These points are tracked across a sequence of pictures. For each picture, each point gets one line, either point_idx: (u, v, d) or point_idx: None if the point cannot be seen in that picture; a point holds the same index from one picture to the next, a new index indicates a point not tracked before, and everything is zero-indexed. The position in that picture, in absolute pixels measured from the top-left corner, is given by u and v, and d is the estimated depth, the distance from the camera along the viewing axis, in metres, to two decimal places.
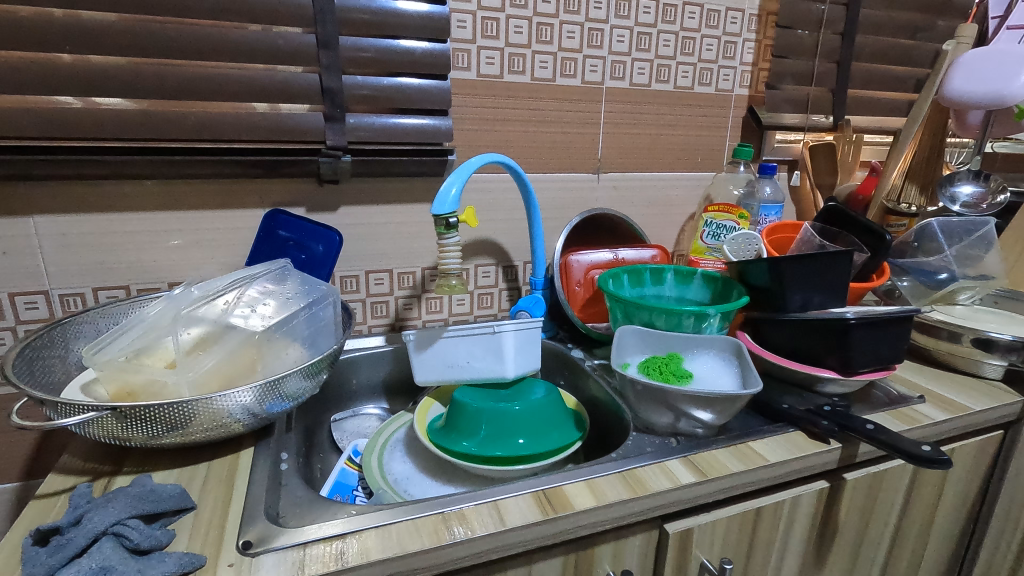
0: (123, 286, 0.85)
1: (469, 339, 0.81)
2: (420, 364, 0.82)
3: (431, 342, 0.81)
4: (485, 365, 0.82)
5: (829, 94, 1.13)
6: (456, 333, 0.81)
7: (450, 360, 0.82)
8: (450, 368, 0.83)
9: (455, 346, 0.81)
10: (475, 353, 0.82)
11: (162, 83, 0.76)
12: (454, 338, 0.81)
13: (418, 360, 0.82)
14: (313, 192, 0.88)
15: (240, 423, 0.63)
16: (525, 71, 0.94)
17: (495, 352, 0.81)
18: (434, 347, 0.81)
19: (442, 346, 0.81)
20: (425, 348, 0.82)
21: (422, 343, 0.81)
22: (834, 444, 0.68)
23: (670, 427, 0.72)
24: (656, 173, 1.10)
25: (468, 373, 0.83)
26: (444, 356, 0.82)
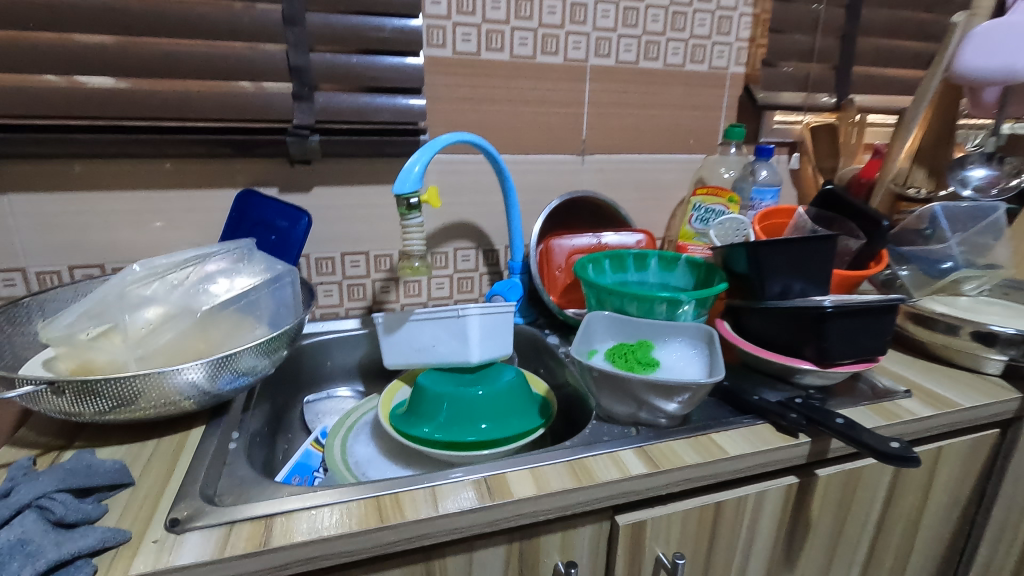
0: (99, 265, 0.85)
1: (436, 323, 0.80)
2: (387, 346, 0.82)
3: (399, 325, 0.80)
4: (452, 351, 0.81)
5: (833, 72, 1.07)
6: (423, 316, 0.80)
7: (417, 344, 0.81)
8: (417, 353, 0.82)
9: (422, 330, 0.80)
10: (441, 337, 0.81)
11: (127, 61, 0.75)
12: (421, 321, 0.80)
13: (385, 343, 0.81)
14: (286, 173, 0.88)
15: (191, 401, 0.62)
16: (504, 49, 0.91)
17: (461, 337, 0.80)
18: (401, 330, 0.81)
19: (409, 329, 0.81)
20: (392, 331, 0.81)
21: (390, 326, 0.80)
22: (802, 438, 0.65)
23: (631, 416, 0.69)
24: (645, 155, 1.06)
25: (434, 358, 0.81)
26: (411, 339, 0.81)
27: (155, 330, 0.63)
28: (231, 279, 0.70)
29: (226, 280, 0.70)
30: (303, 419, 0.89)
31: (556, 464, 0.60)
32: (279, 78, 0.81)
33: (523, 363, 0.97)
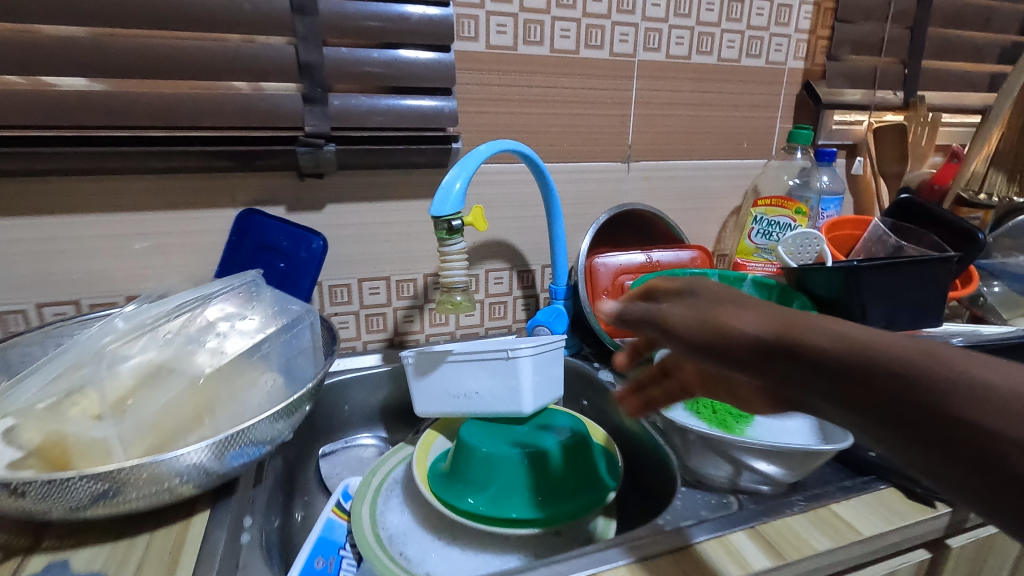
0: (72, 302, 0.71)
1: (478, 365, 0.67)
2: (420, 391, 0.70)
3: (434, 365, 0.68)
4: (497, 397, 0.68)
5: (899, 67, 0.96)
6: (463, 356, 0.67)
7: (456, 387, 0.69)
8: (456, 398, 0.69)
9: (463, 371, 0.68)
10: (484, 381, 0.68)
11: (100, 57, 0.61)
12: (461, 362, 0.68)
13: (418, 386, 0.70)
14: (294, 188, 0.75)
15: (192, 486, 0.49)
16: (543, 42, 0.79)
17: (509, 382, 0.67)
18: (437, 372, 0.69)
19: (447, 371, 0.68)
20: (425, 373, 0.69)
21: (422, 366, 0.69)
22: (942, 508, 0.54)
23: (727, 481, 0.57)
24: (695, 161, 0.94)
25: (476, 405, 0.69)
26: (448, 382, 0.69)
27: (145, 397, 0.50)
28: (237, 325, 0.58)
29: (231, 327, 0.57)
30: (319, 476, 0.76)
31: (656, 558, 0.48)
32: (285, 77, 0.68)
33: (568, 401, 0.85)
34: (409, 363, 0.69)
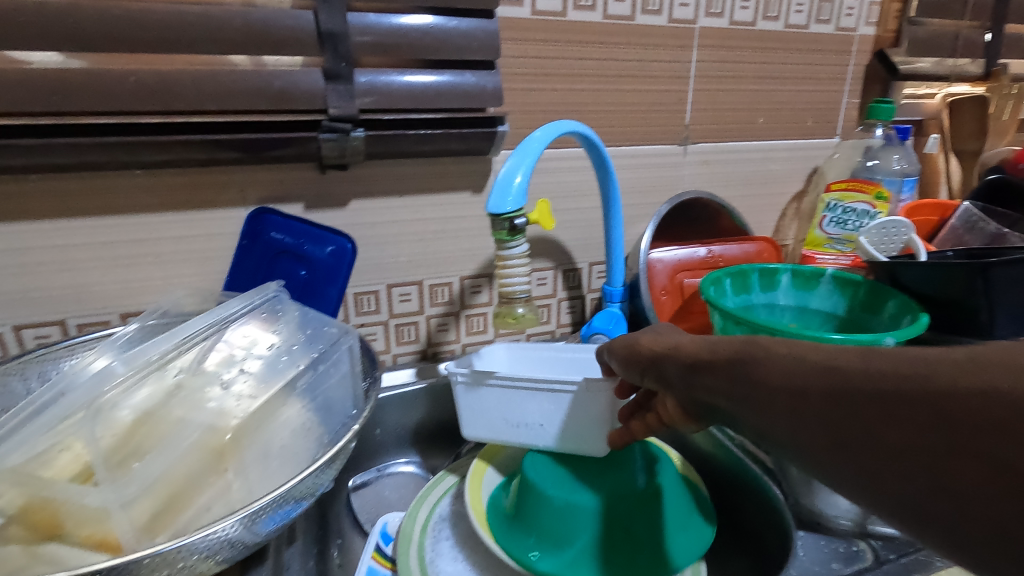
0: (57, 322, 0.60)
1: (547, 392, 0.56)
2: (470, 412, 0.60)
3: (490, 386, 0.58)
4: (564, 433, 0.57)
5: (980, 32, 0.86)
6: (528, 380, 0.56)
7: (515, 415, 0.58)
8: (514, 428, 0.58)
9: (525, 398, 0.57)
10: (551, 412, 0.57)
11: (77, 25, 0.50)
12: (526, 386, 0.56)
13: (468, 407, 0.60)
14: (314, 183, 0.64)
15: (217, 562, 0.39)
16: (596, 7, 0.68)
17: (581, 417, 0.56)
18: (493, 394, 0.58)
19: (507, 395, 0.57)
20: (478, 392, 0.59)
21: (476, 386, 0.58)
22: None
23: (853, 526, 0.48)
24: (757, 142, 0.84)
25: (538, 437, 0.58)
26: (506, 408, 0.58)
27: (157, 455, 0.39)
28: (261, 358, 0.48)
29: (256, 360, 0.48)
30: (351, 513, 0.66)
31: None
32: (302, 50, 0.57)
33: None
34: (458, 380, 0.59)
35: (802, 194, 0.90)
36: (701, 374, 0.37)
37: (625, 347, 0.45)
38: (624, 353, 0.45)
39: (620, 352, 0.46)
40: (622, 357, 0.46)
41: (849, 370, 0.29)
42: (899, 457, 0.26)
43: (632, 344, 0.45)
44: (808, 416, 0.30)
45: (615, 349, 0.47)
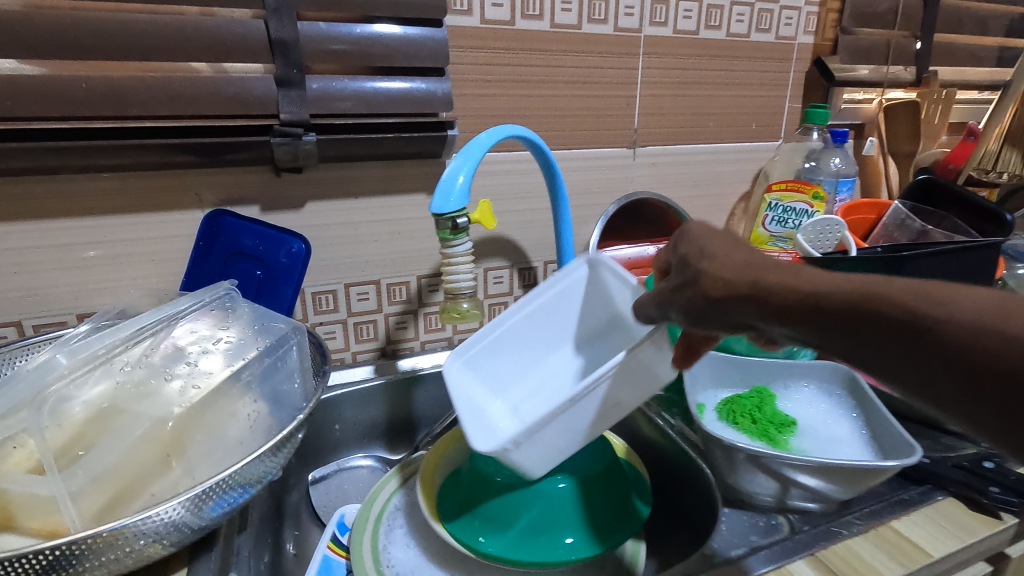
0: (14, 323, 0.62)
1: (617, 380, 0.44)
2: (537, 462, 0.47)
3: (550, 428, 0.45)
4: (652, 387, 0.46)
5: (911, 40, 0.91)
6: (592, 390, 0.44)
7: (598, 421, 0.46)
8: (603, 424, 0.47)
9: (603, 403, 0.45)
10: (628, 389, 0.45)
11: (29, 34, 0.52)
12: (591, 397, 0.44)
13: (533, 459, 0.47)
14: (270, 185, 0.66)
15: (165, 546, 0.41)
16: (544, 16, 0.72)
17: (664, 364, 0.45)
18: (552, 433, 0.46)
19: (572, 419, 0.45)
20: (536, 444, 0.46)
21: (532, 442, 0.45)
22: (1009, 520, 0.49)
23: (775, 500, 0.52)
24: (703, 145, 0.88)
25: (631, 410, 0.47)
26: (581, 425, 0.46)
27: (101, 444, 0.41)
28: (207, 351, 0.49)
29: (203, 352, 0.49)
30: (310, 505, 0.68)
31: None
32: (254, 57, 0.59)
33: None
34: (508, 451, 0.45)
35: (749, 195, 0.94)
36: (795, 323, 0.36)
37: (677, 297, 0.41)
38: (678, 307, 0.41)
39: (677, 306, 0.41)
40: (669, 306, 0.41)
41: (956, 331, 0.31)
42: (992, 409, 0.30)
43: (687, 291, 0.40)
44: (910, 364, 0.32)
45: (668, 301, 0.41)
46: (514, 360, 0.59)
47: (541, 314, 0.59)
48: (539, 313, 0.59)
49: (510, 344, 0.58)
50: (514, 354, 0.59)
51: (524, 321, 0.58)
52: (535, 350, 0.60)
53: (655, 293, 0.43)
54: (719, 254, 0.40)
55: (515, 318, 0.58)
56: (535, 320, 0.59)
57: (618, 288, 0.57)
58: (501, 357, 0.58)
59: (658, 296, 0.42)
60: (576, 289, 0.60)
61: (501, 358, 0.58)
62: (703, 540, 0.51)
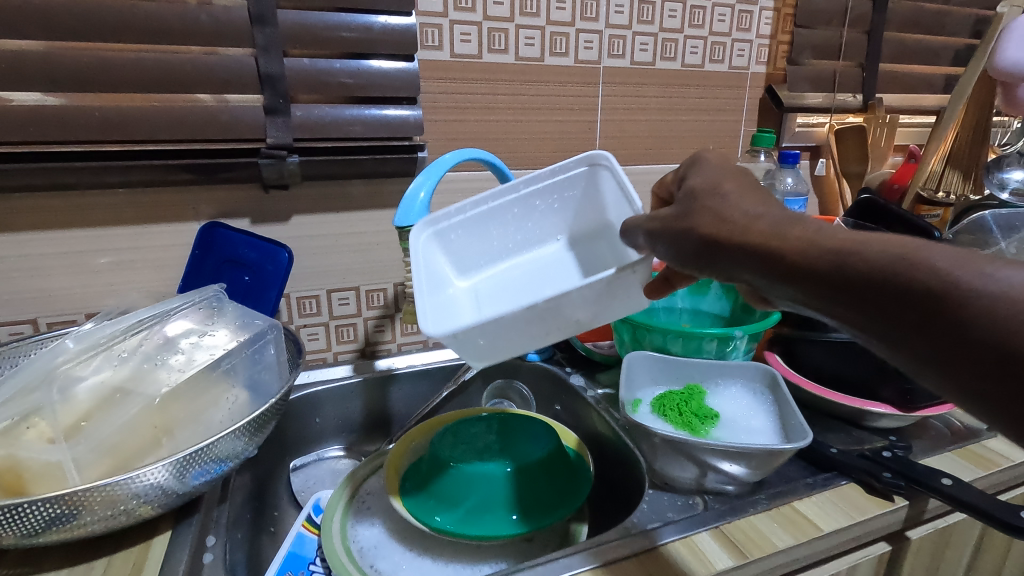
0: (29, 321, 0.70)
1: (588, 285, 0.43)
2: (474, 354, 0.45)
3: (498, 324, 0.43)
4: (608, 304, 0.47)
5: (858, 70, 0.98)
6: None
7: (549, 324, 0.45)
8: (551, 331, 0.46)
9: (556, 309, 0.44)
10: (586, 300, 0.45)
11: (48, 71, 0.60)
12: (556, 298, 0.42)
13: (471, 351, 0.45)
14: (259, 201, 0.74)
15: (152, 506, 0.49)
16: (509, 50, 0.80)
17: (629, 282, 0.45)
18: (501, 328, 0.44)
19: (525, 318, 0.43)
20: (483, 334, 0.43)
21: (479, 331, 0.43)
22: (900, 502, 0.55)
23: (694, 483, 0.58)
24: (662, 165, 0.95)
25: (583, 322, 0.47)
26: (531, 325, 0.44)
27: (101, 417, 0.49)
28: (195, 342, 0.57)
29: (192, 342, 0.57)
30: (290, 490, 0.75)
31: (621, 561, 0.49)
32: (246, 89, 0.67)
33: (540, 406, 0.85)
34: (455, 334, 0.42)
35: None
36: (796, 285, 0.38)
37: (673, 235, 0.44)
38: (669, 246, 0.44)
39: (665, 246, 0.45)
40: (672, 256, 0.45)
41: (969, 299, 0.31)
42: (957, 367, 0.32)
43: (681, 231, 0.43)
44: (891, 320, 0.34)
45: (660, 240, 0.45)
46: (485, 251, 0.56)
47: (526, 206, 0.56)
48: (524, 203, 0.56)
49: (482, 229, 0.56)
50: (484, 242, 0.56)
51: (505, 209, 0.56)
52: (507, 244, 0.57)
53: (647, 222, 0.46)
54: (726, 206, 0.42)
55: (497, 201, 0.55)
56: (518, 211, 0.56)
57: (617, 202, 0.54)
58: (470, 242, 0.56)
59: (649, 230, 0.46)
60: (574, 194, 0.57)
61: (470, 242, 0.56)
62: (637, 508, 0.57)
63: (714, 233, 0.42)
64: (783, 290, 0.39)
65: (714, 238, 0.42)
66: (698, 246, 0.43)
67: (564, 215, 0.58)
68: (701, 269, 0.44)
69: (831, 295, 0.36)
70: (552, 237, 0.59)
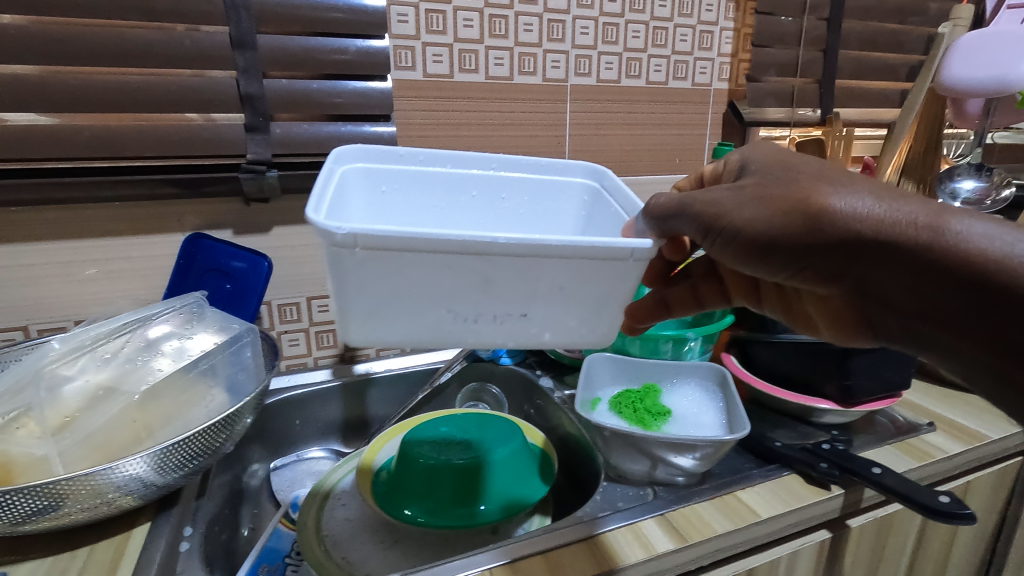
0: (21, 327, 0.73)
1: (553, 268, 0.36)
2: (364, 302, 0.36)
3: (413, 267, 0.35)
4: (560, 324, 0.39)
5: (816, 86, 1.03)
6: (514, 257, 0.35)
7: (478, 307, 0.37)
8: (475, 322, 0.38)
9: (495, 284, 0.36)
10: (539, 294, 0.37)
11: (38, 93, 0.64)
12: (505, 262, 0.35)
13: (358, 296, 0.36)
14: (241, 213, 0.78)
15: (132, 497, 0.52)
16: (478, 69, 0.84)
17: (599, 299, 0.39)
18: (414, 276, 0.35)
19: (452, 281, 0.36)
20: (386, 274, 0.35)
21: (385, 262, 0.34)
22: (836, 491, 0.59)
23: (646, 474, 0.62)
24: (630, 178, 1.00)
25: (519, 331, 0.39)
26: (453, 296, 0.36)
27: (83, 415, 0.52)
28: (174, 344, 0.60)
29: (172, 343, 0.61)
30: (270, 489, 0.77)
31: (569, 545, 0.52)
32: (227, 108, 0.72)
33: (512, 407, 0.89)
34: (353, 253, 0.34)
35: None
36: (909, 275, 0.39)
37: (747, 219, 0.41)
38: (738, 233, 0.41)
39: (726, 234, 0.42)
40: (745, 245, 0.42)
41: None
42: None
43: (765, 217, 0.41)
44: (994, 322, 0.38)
45: (719, 226, 0.41)
46: (413, 218, 0.52)
47: (490, 192, 0.54)
48: (488, 189, 0.54)
49: (423, 194, 0.52)
50: (420, 209, 0.53)
51: (462, 187, 0.53)
52: (443, 223, 0.53)
53: (694, 208, 0.41)
54: (834, 193, 0.40)
55: (460, 175, 0.53)
56: (477, 196, 0.53)
57: (596, 223, 0.53)
58: (403, 202, 0.52)
59: (703, 220, 0.41)
60: (549, 206, 0.55)
61: (402, 203, 0.52)
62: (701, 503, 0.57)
63: (826, 225, 0.40)
64: (887, 280, 0.40)
65: (819, 233, 0.40)
66: (787, 240, 0.41)
67: (525, 220, 0.55)
68: (785, 264, 0.42)
69: (940, 291, 0.39)
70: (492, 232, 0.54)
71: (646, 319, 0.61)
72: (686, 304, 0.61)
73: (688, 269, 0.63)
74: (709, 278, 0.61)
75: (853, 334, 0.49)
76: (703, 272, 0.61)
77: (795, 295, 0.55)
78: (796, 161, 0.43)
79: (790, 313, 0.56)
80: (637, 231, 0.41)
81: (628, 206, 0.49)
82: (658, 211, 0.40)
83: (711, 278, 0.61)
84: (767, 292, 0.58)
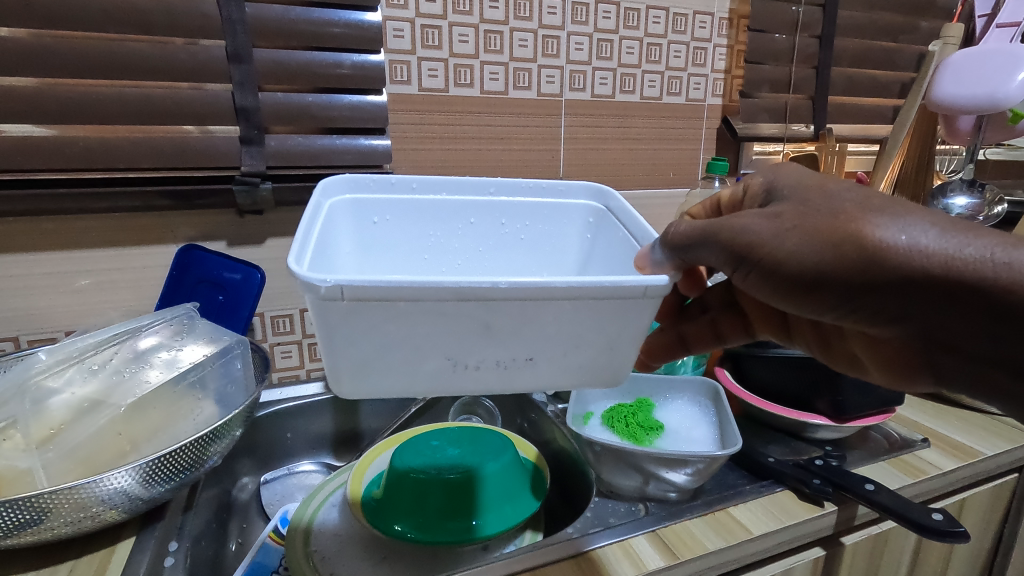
0: (11, 338, 0.73)
1: (558, 309, 0.36)
2: (354, 354, 0.36)
3: (405, 316, 0.34)
4: (566, 365, 0.39)
5: (809, 102, 1.04)
6: (513, 301, 0.35)
7: (480, 352, 0.37)
8: (476, 368, 0.38)
9: (498, 330, 0.36)
10: (541, 338, 0.37)
11: (30, 105, 0.64)
12: (505, 307, 0.35)
13: (345, 348, 0.35)
14: (235, 224, 0.78)
15: (116, 511, 0.52)
16: (473, 84, 0.85)
17: (605, 339, 0.38)
18: (409, 325, 0.35)
19: (454, 328, 0.35)
20: (379, 325, 0.35)
21: (376, 314, 0.34)
22: (829, 508, 0.58)
23: (637, 490, 0.61)
24: (625, 191, 1.00)
25: (525, 374, 0.39)
26: (452, 343, 0.36)
27: (69, 427, 0.52)
28: (165, 355, 0.60)
29: (161, 357, 0.60)
30: (260, 504, 0.77)
31: (558, 562, 0.52)
32: (223, 120, 0.72)
33: (505, 421, 0.88)
34: (342, 305, 0.33)
35: None
36: (962, 308, 0.39)
37: (789, 251, 0.40)
38: (767, 264, 0.41)
39: (761, 266, 0.41)
40: (783, 281, 0.41)
41: None
42: None
43: (810, 250, 0.39)
44: None
45: (754, 258, 0.41)
46: (407, 246, 0.53)
47: (489, 219, 0.54)
48: (487, 216, 0.54)
49: (418, 221, 0.53)
50: (417, 237, 0.53)
51: (460, 215, 0.54)
52: (441, 253, 0.54)
53: (720, 237, 0.41)
54: (885, 223, 0.39)
55: (458, 203, 0.54)
56: (476, 223, 0.54)
57: (602, 246, 0.53)
58: (398, 230, 0.53)
59: (733, 249, 0.41)
60: (552, 230, 0.56)
61: (396, 234, 0.53)
62: (712, 521, 0.56)
63: (874, 258, 0.38)
64: (937, 311, 0.40)
65: (861, 269, 0.39)
66: (836, 275, 0.39)
67: (528, 246, 0.56)
68: (827, 297, 0.41)
69: (992, 320, 0.39)
70: (486, 260, 0.55)
71: (658, 357, 0.63)
72: (705, 340, 0.62)
73: (705, 301, 0.63)
74: (728, 313, 0.61)
75: (899, 369, 0.49)
76: (721, 305, 0.62)
77: (835, 334, 0.55)
78: (782, 186, 0.43)
79: (829, 349, 0.56)
80: (653, 261, 0.40)
81: (634, 230, 0.49)
82: (678, 240, 0.40)
83: (731, 313, 0.61)
84: (797, 328, 0.58)
